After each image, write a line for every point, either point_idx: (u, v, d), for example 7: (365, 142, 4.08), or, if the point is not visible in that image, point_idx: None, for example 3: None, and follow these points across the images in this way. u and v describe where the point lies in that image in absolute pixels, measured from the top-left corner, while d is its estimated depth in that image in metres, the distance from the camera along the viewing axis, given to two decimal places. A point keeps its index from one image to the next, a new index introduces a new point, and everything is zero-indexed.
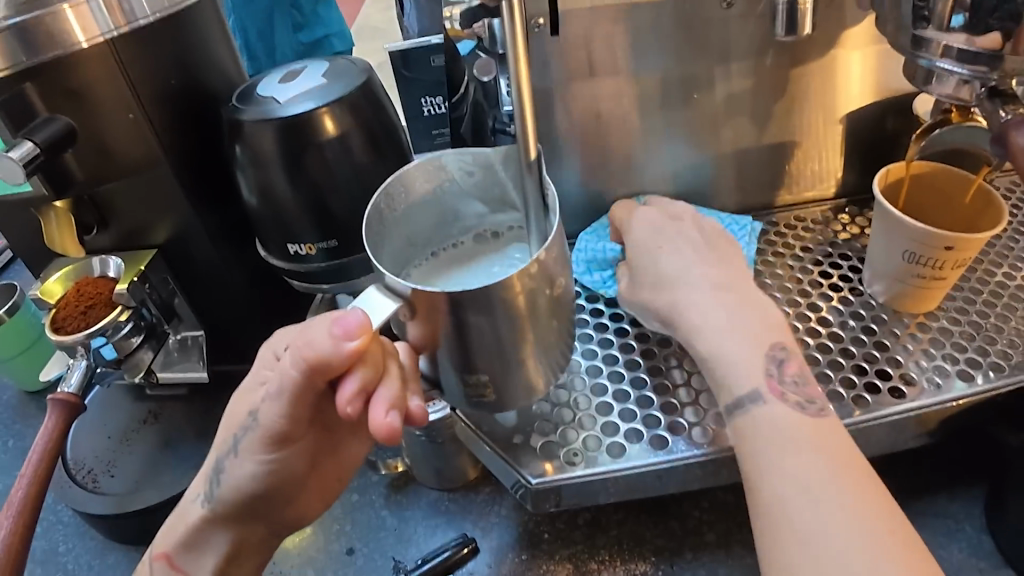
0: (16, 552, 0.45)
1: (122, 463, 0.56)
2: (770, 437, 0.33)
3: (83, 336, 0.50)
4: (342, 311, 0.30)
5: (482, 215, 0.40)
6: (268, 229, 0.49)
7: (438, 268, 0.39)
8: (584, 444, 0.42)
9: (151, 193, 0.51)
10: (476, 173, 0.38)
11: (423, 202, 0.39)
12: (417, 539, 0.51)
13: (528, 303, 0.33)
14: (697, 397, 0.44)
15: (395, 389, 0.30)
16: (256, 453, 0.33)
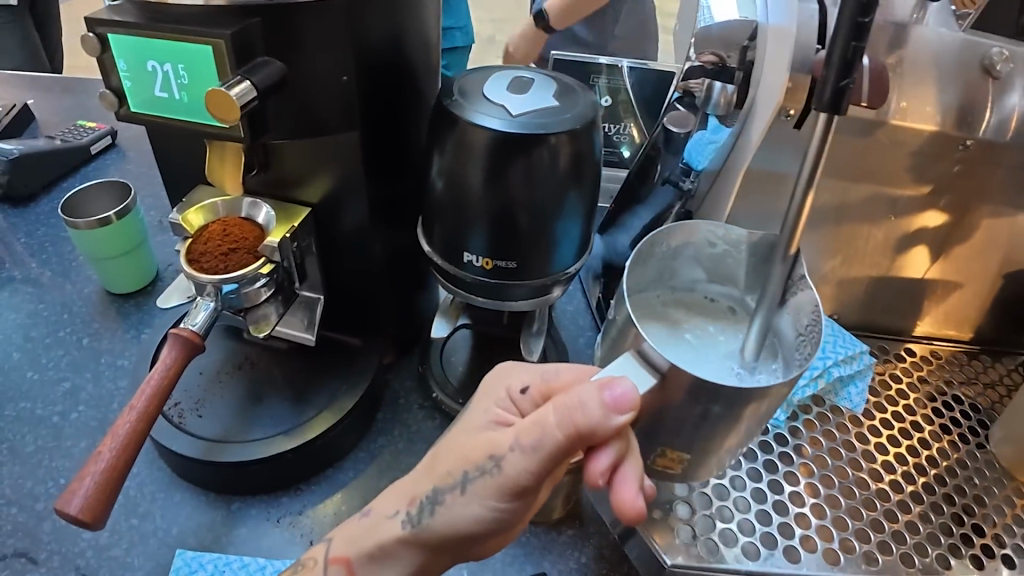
0: (111, 486, 0.44)
1: (211, 405, 0.54)
2: None
3: (217, 279, 0.48)
4: (607, 377, 0.27)
5: (696, 282, 0.39)
6: (444, 224, 0.48)
7: (651, 317, 0.37)
8: (721, 537, 0.42)
9: (326, 155, 0.50)
10: (715, 244, 0.37)
11: (659, 252, 0.37)
12: (493, 564, 0.51)
13: (751, 413, 0.33)
14: (828, 516, 0.45)
15: (641, 470, 0.29)
16: (484, 499, 0.29)
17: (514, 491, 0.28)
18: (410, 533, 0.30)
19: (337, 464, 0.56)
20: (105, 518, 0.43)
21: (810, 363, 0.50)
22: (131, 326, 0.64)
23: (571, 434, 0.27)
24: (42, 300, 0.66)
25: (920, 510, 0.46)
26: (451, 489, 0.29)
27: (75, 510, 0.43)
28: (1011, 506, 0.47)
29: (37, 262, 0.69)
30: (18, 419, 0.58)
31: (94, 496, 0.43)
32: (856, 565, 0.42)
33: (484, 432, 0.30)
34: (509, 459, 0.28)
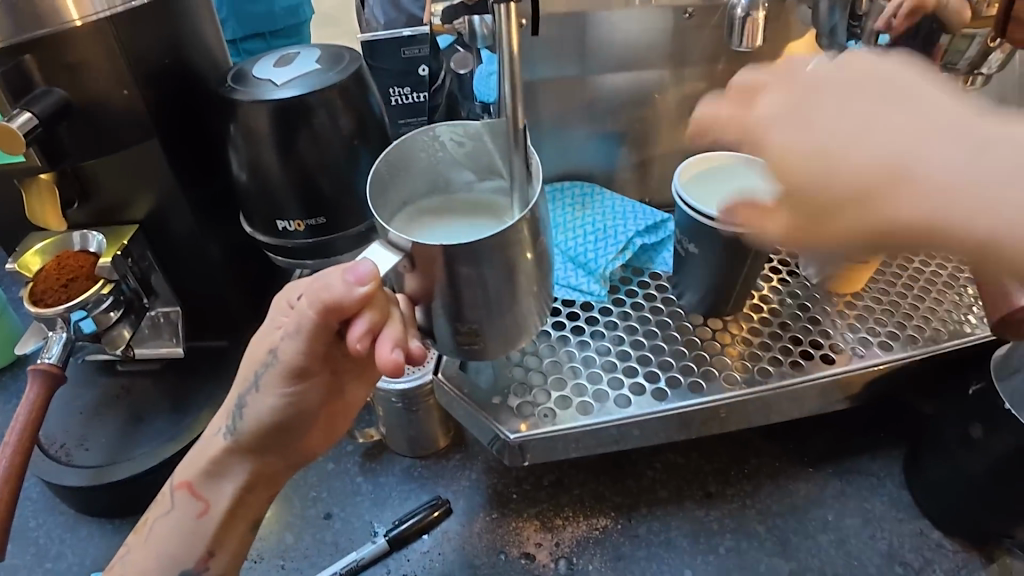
0: (2, 518, 0.46)
1: (94, 436, 0.56)
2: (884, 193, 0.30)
3: (63, 309, 0.51)
4: (352, 262, 0.34)
5: (469, 183, 0.44)
6: (255, 205, 0.52)
7: (421, 220, 0.42)
8: (556, 404, 0.47)
9: (137, 169, 0.53)
10: (465, 143, 0.42)
11: (420, 160, 0.42)
12: (392, 502, 0.55)
13: (514, 263, 0.38)
14: (653, 361, 0.50)
15: (398, 331, 0.34)
16: (275, 388, 0.37)
17: (291, 370, 0.36)
18: (231, 440, 0.38)
19: None
20: (3, 548, 0.45)
21: (615, 239, 0.55)
22: (10, 394, 0.65)
23: (321, 309, 0.34)
24: None
25: (741, 338, 0.52)
26: (250, 388, 0.37)
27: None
28: (826, 314, 0.54)
29: None
30: None
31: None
32: (684, 394, 0.47)
33: (268, 340, 0.37)
34: (283, 349, 0.36)
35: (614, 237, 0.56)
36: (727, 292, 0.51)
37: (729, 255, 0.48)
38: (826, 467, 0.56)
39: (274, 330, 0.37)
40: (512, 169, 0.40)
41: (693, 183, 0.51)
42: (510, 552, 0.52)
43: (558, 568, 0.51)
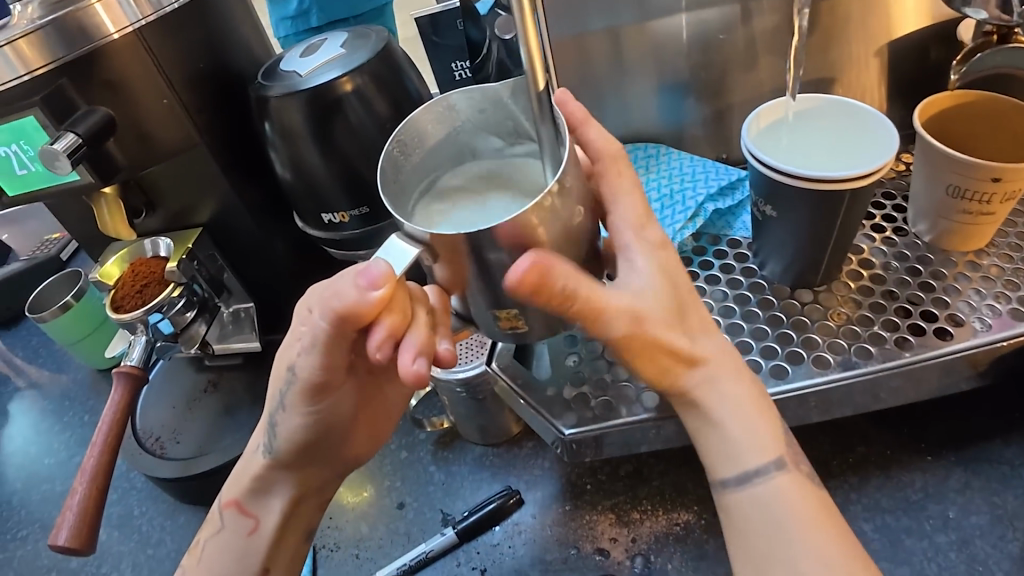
0: (93, 511, 0.49)
1: (186, 428, 0.59)
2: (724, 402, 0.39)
3: (140, 313, 0.53)
4: (365, 263, 0.33)
5: (499, 152, 0.40)
6: (303, 202, 0.51)
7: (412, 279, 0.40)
8: (620, 395, 0.44)
9: (188, 174, 0.54)
10: (485, 109, 0.39)
11: (437, 133, 0.39)
12: (464, 492, 0.52)
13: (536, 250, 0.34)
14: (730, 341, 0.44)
15: (421, 337, 0.34)
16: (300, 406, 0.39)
17: (311, 386, 0.37)
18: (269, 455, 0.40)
19: None
20: (94, 540, 0.49)
21: (683, 205, 0.50)
22: None
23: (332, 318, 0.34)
24: (45, 396, 0.71)
25: (838, 316, 0.45)
26: (276, 408, 0.40)
27: (66, 540, 0.48)
28: (946, 279, 0.45)
29: (23, 359, 0.74)
30: (46, 499, 0.64)
31: (78, 524, 0.48)
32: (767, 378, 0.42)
33: (287, 354, 0.38)
34: (301, 366, 0.37)
35: (681, 201, 0.50)
36: (817, 256, 0.45)
37: (812, 213, 0.42)
38: (947, 454, 0.48)
39: (292, 346, 0.37)
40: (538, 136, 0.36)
41: (766, 138, 0.44)
42: (582, 547, 0.49)
43: (635, 566, 0.47)
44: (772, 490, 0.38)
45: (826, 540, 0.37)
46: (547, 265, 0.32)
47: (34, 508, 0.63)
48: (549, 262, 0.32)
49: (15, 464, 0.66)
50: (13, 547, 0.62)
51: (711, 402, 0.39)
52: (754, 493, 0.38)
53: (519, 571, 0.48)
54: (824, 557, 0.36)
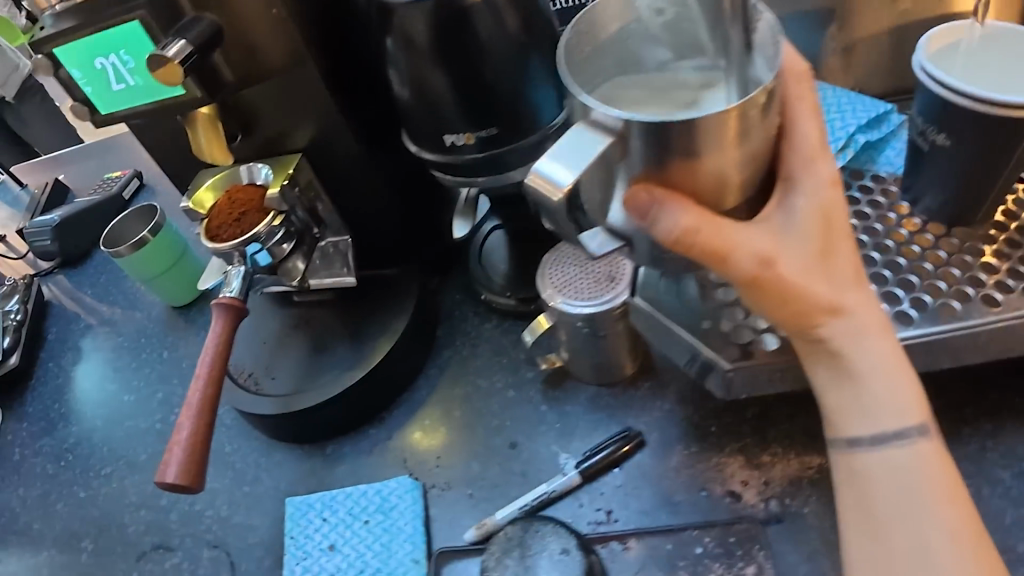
0: (199, 449, 0.47)
1: (280, 364, 0.57)
2: (862, 344, 0.38)
3: (239, 244, 0.51)
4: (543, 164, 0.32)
5: (663, 65, 0.38)
6: (420, 122, 0.48)
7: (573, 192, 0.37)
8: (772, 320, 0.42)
9: (293, 94, 0.50)
10: (667, 11, 0.37)
11: (613, 31, 0.36)
12: (581, 432, 0.51)
13: (737, 141, 0.32)
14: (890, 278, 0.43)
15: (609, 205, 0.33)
16: None
17: None
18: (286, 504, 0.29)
19: (412, 387, 0.57)
20: (201, 478, 0.47)
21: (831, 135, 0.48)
22: (198, 327, 0.67)
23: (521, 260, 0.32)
24: (119, 333, 0.69)
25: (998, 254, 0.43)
26: None
27: (174, 478, 0.46)
28: None
29: (91, 296, 0.72)
30: (128, 436, 0.62)
31: (186, 462, 0.46)
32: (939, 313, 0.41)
33: None
34: None
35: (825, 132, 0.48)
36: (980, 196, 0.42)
37: (985, 149, 0.39)
38: None
39: None
40: (730, 42, 0.35)
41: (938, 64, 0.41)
42: (712, 490, 0.47)
43: (771, 509, 0.46)
44: (915, 460, 0.37)
45: (948, 513, 0.36)
46: (653, 203, 0.33)
47: (117, 446, 0.62)
48: (663, 201, 0.33)
49: (94, 401, 0.65)
50: (99, 484, 0.60)
51: (852, 355, 0.38)
52: (884, 456, 0.38)
53: (647, 514, 0.47)
54: (953, 530, 0.36)
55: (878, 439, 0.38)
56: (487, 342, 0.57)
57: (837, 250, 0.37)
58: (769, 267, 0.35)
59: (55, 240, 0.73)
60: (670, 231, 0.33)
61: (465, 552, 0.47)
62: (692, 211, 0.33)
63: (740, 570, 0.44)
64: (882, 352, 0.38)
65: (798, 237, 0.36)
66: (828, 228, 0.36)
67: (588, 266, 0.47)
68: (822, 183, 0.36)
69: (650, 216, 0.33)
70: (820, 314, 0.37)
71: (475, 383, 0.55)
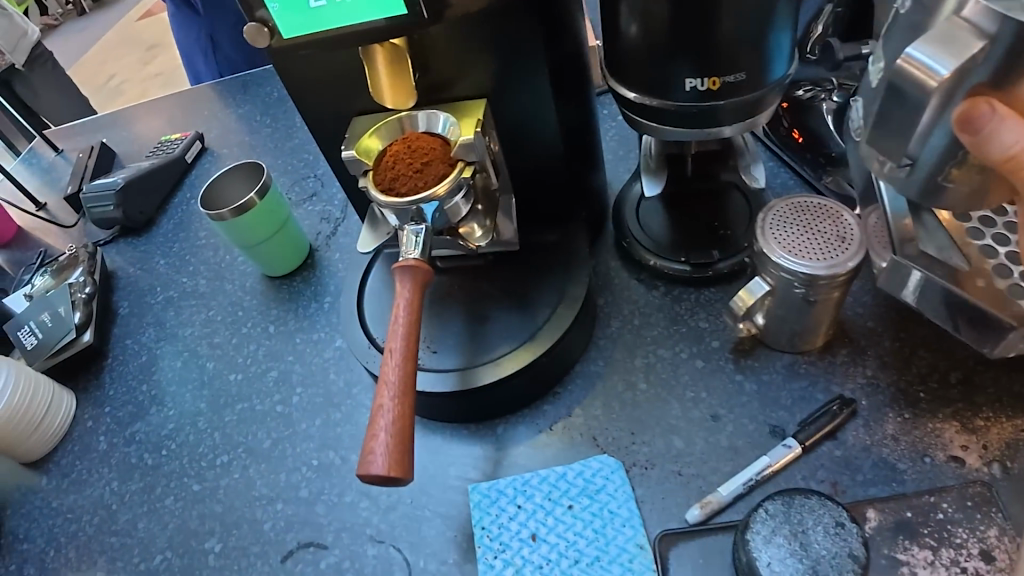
0: (404, 435, 0.40)
1: (440, 337, 0.51)
2: None
3: (416, 202, 0.45)
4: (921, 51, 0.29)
5: None
6: (642, 64, 0.45)
7: (890, 113, 0.32)
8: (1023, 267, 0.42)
9: (495, 27, 0.44)
10: None
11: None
12: (786, 401, 0.49)
13: None
14: None
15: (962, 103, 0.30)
16: None
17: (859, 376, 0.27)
18: None
19: (584, 359, 0.53)
20: (410, 469, 0.40)
21: None
22: (309, 299, 0.61)
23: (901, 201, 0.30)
24: (209, 306, 0.63)
25: None
26: None
27: (381, 470, 0.39)
28: None
29: (164, 267, 0.67)
30: (242, 420, 0.56)
31: (393, 450, 0.40)
32: None
33: None
34: None
35: None
36: None
37: None
38: None
39: None
40: None
41: None
42: (935, 456, 0.46)
43: (996, 473, 0.45)
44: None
45: None
46: (994, 118, 0.29)
47: (231, 431, 0.56)
48: (1007, 116, 0.29)
49: (194, 383, 0.59)
50: (216, 475, 0.54)
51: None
52: None
53: (874, 484, 0.45)
54: None
55: None
56: (660, 312, 0.54)
57: None
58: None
59: (119, 205, 0.68)
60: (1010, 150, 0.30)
61: (692, 533, 0.44)
62: None
63: (982, 533, 0.43)
64: None
65: None
66: None
67: (814, 225, 0.46)
68: None
69: (985, 133, 0.30)
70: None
71: (657, 353, 0.52)
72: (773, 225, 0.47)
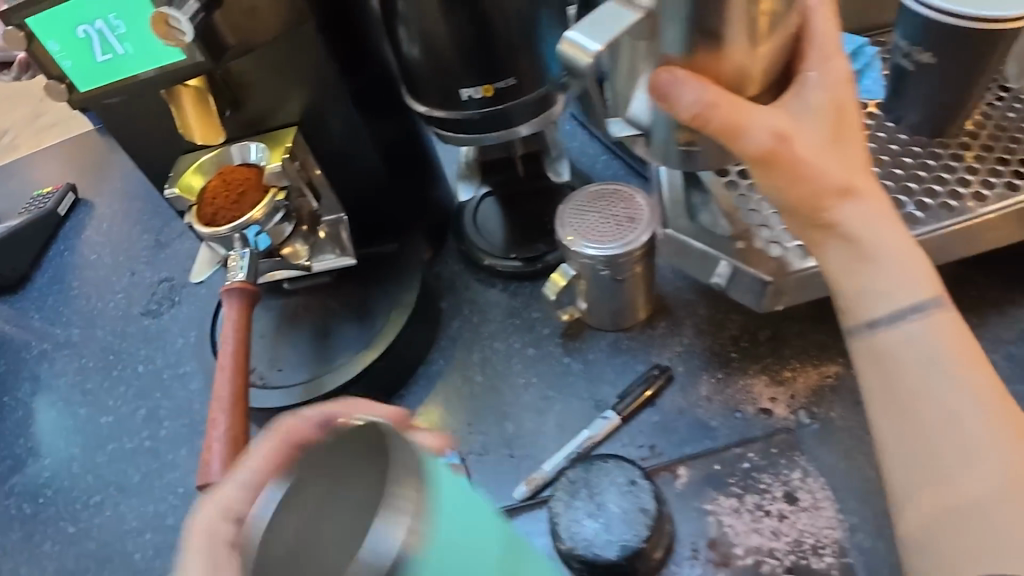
0: (239, 438, 0.44)
1: (283, 355, 0.54)
2: (899, 266, 0.37)
3: (236, 226, 0.48)
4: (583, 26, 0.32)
5: None
6: (429, 81, 0.48)
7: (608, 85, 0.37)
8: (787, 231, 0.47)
9: (288, 62, 0.48)
10: None
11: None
12: (609, 377, 0.52)
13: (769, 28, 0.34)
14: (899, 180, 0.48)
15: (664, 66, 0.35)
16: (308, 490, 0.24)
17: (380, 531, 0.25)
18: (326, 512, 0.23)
19: (428, 360, 0.56)
20: None
21: None
22: (176, 334, 0.63)
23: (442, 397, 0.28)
24: (80, 355, 0.64)
25: (980, 154, 0.49)
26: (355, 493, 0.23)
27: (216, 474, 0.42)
28: None
29: (39, 322, 0.66)
30: (113, 459, 0.58)
31: (228, 454, 0.43)
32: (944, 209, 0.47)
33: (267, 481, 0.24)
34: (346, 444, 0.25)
35: None
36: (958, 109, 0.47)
37: (975, 57, 0.43)
38: None
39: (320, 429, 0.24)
40: None
41: None
42: (745, 410, 0.49)
43: (800, 419, 0.48)
44: (923, 331, 0.36)
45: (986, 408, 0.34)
46: (672, 82, 0.34)
47: (104, 471, 0.57)
48: (684, 79, 0.34)
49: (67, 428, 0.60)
50: (91, 514, 0.55)
51: (868, 237, 0.37)
52: (905, 332, 0.36)
53: (689, 442, 0.48)
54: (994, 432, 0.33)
55: (894, 324, 0.36)
56: (496, 307, 0.57)
57: (853, 188, 0.37)
58: (784, 141, 0.35)
59: None
60: (691, 108, 0.34)
61: (517, 510, 0.46)
62: (712, 87, 0.34)
63: (787, 476, 0.46)
64: (911, 272, 0.37)
65: (811, 119, 0.36)
66: (826, 144, 0.37)
67: (608, 210, 0.49)
68: (837, 93, 0.36)
69: (668, 93, 0.35)
70: (829, 196, 0.37)
71: (492, 346, 0.55)
72: (573, 215, 0.49)
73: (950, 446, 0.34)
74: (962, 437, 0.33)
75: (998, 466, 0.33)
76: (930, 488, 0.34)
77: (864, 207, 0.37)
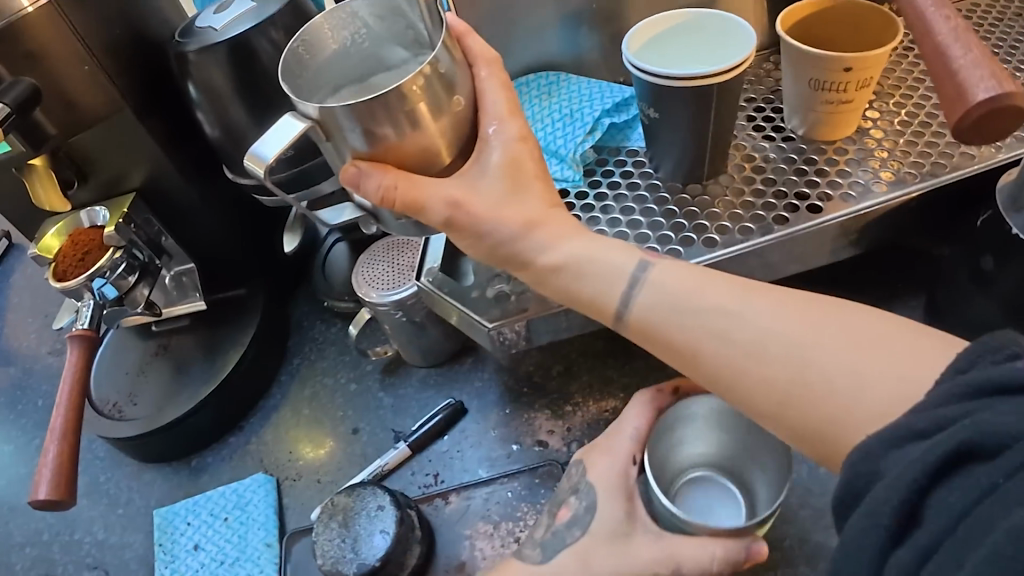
0: (69, 467, 0.50)
1: (139, 390, 0.59)
2: (611, 247, 0.41)
3: (83, 279, 0.53)
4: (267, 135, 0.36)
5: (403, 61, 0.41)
6: (232, 153, 0.55)
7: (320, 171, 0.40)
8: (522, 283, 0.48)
9: (115, 140, 0.54)
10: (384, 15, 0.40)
11: (337, 41, 0.40)
12: (414, 410, 0.57)
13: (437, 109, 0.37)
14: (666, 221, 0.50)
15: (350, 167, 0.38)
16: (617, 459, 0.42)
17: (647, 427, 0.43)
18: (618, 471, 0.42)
19: (269, 394, 0.62)
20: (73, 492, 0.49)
21: (582, 120, 0.55)
22: None
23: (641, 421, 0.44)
24: None
25: (746, 194, 0.51)
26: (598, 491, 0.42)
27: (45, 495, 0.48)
28: (835, 163, 0.52)
29: None
30: (7, 484, 0.65)
31: (57, 480, 0.49)
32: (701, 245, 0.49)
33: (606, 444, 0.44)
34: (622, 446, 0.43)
35: (580, 116, 0.55)
36: (700, 154, 0.50)
37: (691, 109, 0.46)
38: None
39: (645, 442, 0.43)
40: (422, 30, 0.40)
41: (649, 50, 0.48)
42: (524, 441, 0.53)
43: (572, 450, 0.52)
44: (654, 292, 0.38)
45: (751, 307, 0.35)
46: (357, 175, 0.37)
47: None
48: (365, 172, 0.37)
49: None
50: None
51: (572, 258, 0.40)
52: (651, 287, 0.38)
53: (469, 470, 0.53)
54: (752, 322, 0.34)
55: (629, 285, 0.39)
56: (332, 345, 0.64)
57: (543, 218, 0.41)
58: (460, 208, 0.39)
59: None
60: (376, 195, 0.38)
61: None
62: (389, 173, 0.38)
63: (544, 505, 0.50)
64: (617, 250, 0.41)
65: (491, 181, 0.40)
66: (511, 196, 0.40)
67: (396, 259, 0.56)
68: (511, 149, 0.40)
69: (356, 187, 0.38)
70: (519, 239, 0.40)
71: (322, 382, 0.61)
72: (365, 266, 0.56)
73: (741, 349, 0.34)
74: (742, 338, 0.34)
75: (795, 345, 0.33)
76: (776, 393, 0.33)
77: (560, 232, 0.41)
